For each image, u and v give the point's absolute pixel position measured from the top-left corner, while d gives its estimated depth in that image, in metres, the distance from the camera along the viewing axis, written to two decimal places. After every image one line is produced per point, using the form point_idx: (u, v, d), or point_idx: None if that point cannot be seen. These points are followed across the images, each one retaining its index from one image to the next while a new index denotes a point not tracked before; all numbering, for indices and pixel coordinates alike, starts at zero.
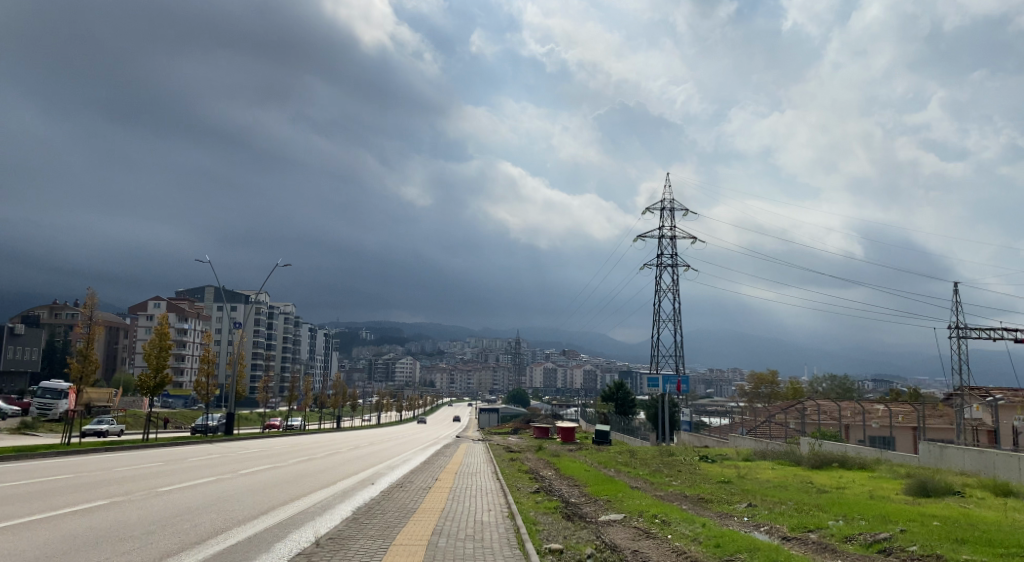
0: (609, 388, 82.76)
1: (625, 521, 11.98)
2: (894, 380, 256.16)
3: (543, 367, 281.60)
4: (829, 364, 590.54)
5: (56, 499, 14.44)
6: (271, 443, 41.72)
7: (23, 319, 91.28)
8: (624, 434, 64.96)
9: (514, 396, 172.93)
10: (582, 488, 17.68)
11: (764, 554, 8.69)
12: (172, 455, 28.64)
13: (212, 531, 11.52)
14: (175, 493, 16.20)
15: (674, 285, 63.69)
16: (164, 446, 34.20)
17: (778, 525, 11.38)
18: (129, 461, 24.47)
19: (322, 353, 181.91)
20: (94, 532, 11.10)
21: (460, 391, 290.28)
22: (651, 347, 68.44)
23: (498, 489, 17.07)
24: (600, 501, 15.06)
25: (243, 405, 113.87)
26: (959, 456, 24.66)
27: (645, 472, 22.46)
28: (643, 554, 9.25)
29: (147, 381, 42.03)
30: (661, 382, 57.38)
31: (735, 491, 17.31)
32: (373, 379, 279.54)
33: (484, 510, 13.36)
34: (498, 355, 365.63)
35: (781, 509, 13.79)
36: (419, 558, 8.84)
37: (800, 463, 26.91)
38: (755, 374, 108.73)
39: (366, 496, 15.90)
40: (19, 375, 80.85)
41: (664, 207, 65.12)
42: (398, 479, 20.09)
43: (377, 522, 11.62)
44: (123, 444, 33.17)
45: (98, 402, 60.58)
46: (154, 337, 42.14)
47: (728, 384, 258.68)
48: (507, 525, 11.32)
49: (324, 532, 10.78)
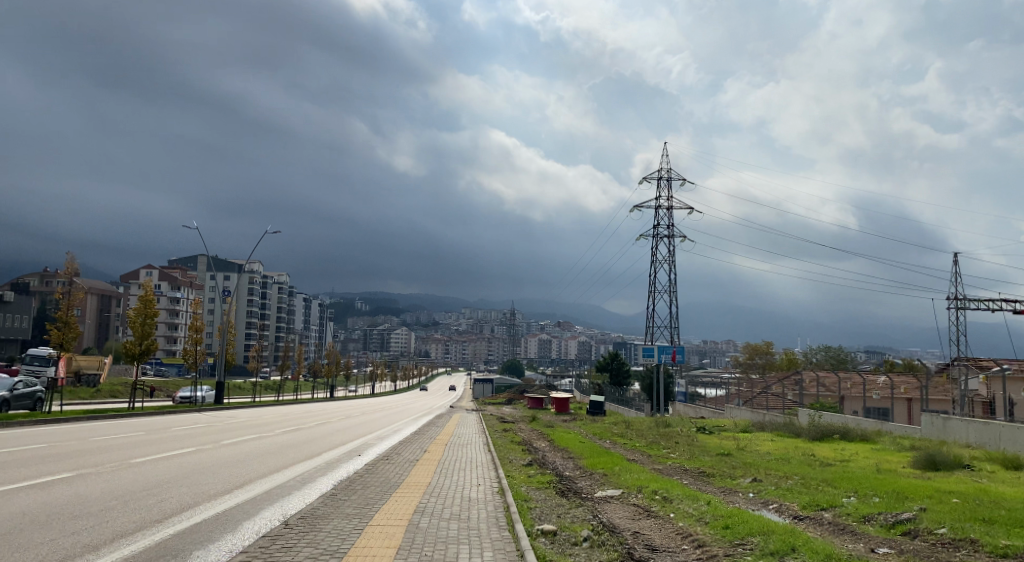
0: (604, 358, 82.38)
1: (623, 498, 11.19)
2: (885, 353, 258.04)
3: (538, 338, 282.44)
4: (822, 336, 593.97)
5: (18, 471, 13.56)
6: (260, 413, 41.02)
7: (13, 286, 90.27)
8: (618, 404, 64.56)
9: (509, 366, 172.58)
10: (577, 460, 16.90)
11: (779, 538, 7.85)
12: (158, 424, 27.87)
13: (178, 508, 10.68)
14: (149, 465, 15.41)
15: (671, 256, 63.12)
16: (149, 415, 33.36)
17: (788, 503, 10.56)
18: (111, 430, 23.71)
19: (317, 323, 181.36)
20: (49, 508, 10.27)
21: (455, 361, 291.37)
22: (647, 319, 67.86)
23: (489, 461, 16.37)
24: (595, 474, 14.29)
25: (236, 374, 113.41)
26: (963, 428, 24.00)
27: (642, 444, 21.61)
28: (644, 537, 8.43)
29: (132, 349, 41.18)
30: (656, 352, 56.87)
31: (736, 465, 16.57)
32: (367, 348, 279.80)
33: (472, 485, 12.56)
34: (493, 326, 366.64)
35: (789, 484, 13.01)
36: (396, 541, 7.99)
37: (799, 435, 26.29)
38: (750, 345, 108.61)
39: (350, 468, 15.22)
40: (9, 342, 80.14)
41: (661, 178, 64.02)
42: (386, 450, 19.33)
43: (357, 500, 10.74)
44: (107, 413, 32.41)
45: (87, 369, 59.91)
46: (138, 304, 41.09)
47: (721, 355, 260.08)
48: (497, 503, 10.52)
49: (296, 511, 9.92)
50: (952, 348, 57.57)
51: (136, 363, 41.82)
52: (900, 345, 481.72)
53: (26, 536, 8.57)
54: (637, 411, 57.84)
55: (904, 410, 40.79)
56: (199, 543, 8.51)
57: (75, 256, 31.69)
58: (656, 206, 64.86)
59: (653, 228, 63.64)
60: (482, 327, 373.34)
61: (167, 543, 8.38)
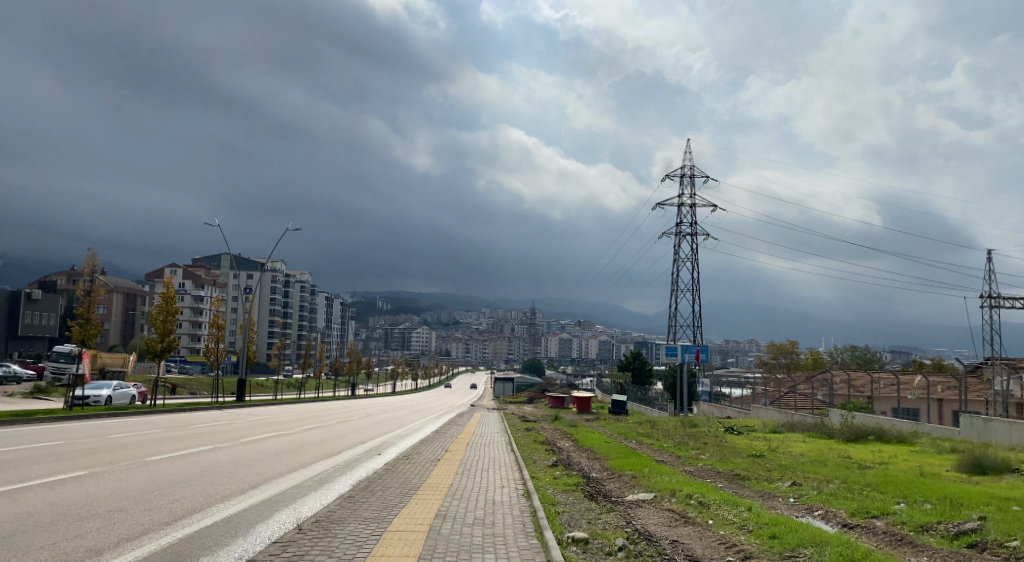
0: (626, 357, 81.51)
1: (656, 503, 10.56)
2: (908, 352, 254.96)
3: (558, 337, 281.50)
4: (845, 336, 588.56)
5: (30, 469, 13.20)
6: (281, 410, 40.88)
7: (40, 284, 91.19)
8: (641, 404, 63.73)
9: (529, 364, 172.11)
10: (604, 462, 16.26)
11: (835, 549, 7.23)
12: (178, 421, 27.57)
13: (189, 510, 10.23)
14: (165, 463, 15.05)
15: (695, 254, 62.30)
16: (170, 412, 33.22)
17: (834, 509, 9.87)
18: (130, 427, 23.44)
19: (338, 322, 182.04)
20: (55, 509, 9.83)
21: (475, 360, 291.36)
22: (669, 317, 67.01)
23: (513, 462, 15.81)
24: (624, 476, 13.65)
25: (259, 372, 113.89)
26: (1006, 430, 23.07)
27: (670, 445, 20.91)
28: (683, 546, 7.83)
29: (154, 346, 41.09)
30: (679, 351, 56.02)
31: (771, 467, 15.89)
32: (389, 347, 280.96)
33: (495, 487, 12.00)
34: (514, 325, 366.50)
35: (832, 489, 12.24)
36: (415, 549, 7.42)
37: (831, 435, 25.45)
38: (774, 344, 106.98)
39: (370, 468, 14.73)
40: (37, 339, 80.89)
41: (684, 175, 63.12)
42: (405, 449, 18.82)
43: (375, 502, 10.23)
44: (128, 409, 32.23)
45: (112, 366, 60.16)
46: (160, 301, 40.97)
47: (743, 355, 258.06)
48: (523, 507, 9.93)
49: (310, 514, 9.41)
50: (986, 348, 55.98)
51: (158, 359, 41.74)
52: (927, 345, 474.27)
53: (27, 539, 8.10)
54: (660, 411, 57.03)
55: (937, 411, 39.60)
56: (209, 547, 8.02)
57: (96, 253, 31.54)
58: (679, 203, 64.03)
59: (675, 226, 62.72)
60: (502, 326, 373.58)
61: (175, 547, 7.91)
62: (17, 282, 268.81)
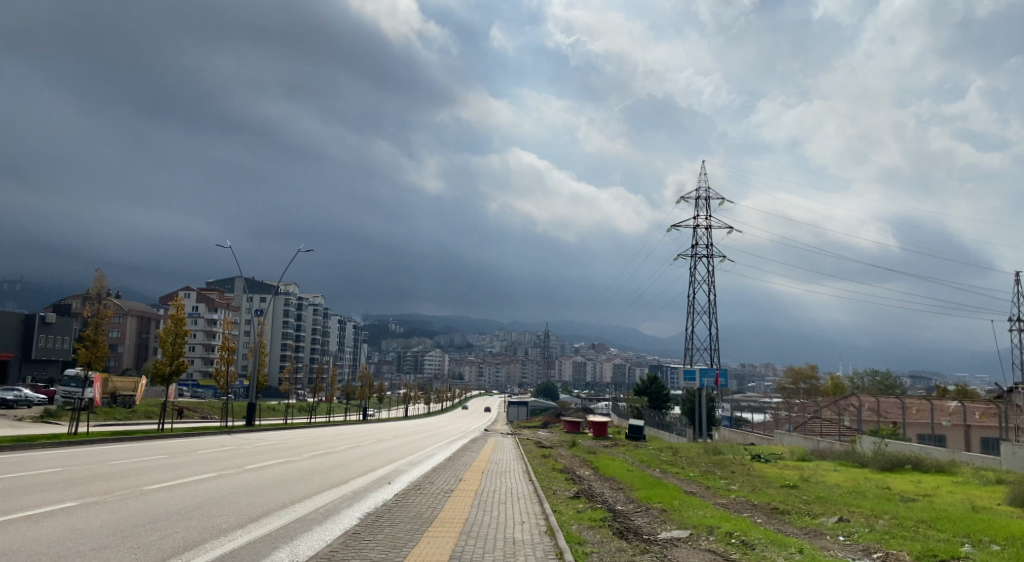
0: (643, 382, 80.04)
1: (694, 542, 9.58)
2: (927, 377, 250.89)
3: (572, 361, 279.30)
4: (862, 360, 582.47)
5: (17, 500, 12.32)
6: (292, 435, 39.95)
7: (55, 308, 91.32)
8: (659, 429, 62.29)
9: (543, 388, 170.60)
10: (628, 494, 15.19)
11: None
12: (184, 447, 26.67)
13: (180, 546, 9.34)
14: (163, 493, 14.12)
15: (712, 277, 61.31)
16: (176, 437, 32.36)
17: (897, 552, 8.83)
18: (135, 453, 22.54)
19: (351, 345, 181.43)
20: (32, 547, 8.96)
21: (489, 384, 289.32)
22: (686, 341, 65.74)
23: (531, 493, 14.83)
24: (653, 510, 12.61)
25: (271, 396, 113.22)
26: None
27: (697, 474, 19.80)
28: None
29: (162, 369, 40.25)
30: (698, 375, 54.86)
31: (811, 500, 14.73)
32: (402, 370, 279.91)
33: (514, 523, 11.09)
34: (527, 348, 365.37)
35: (884, 525, 11.18)
36: None
37: (865, 464, 24.22)
38: (793, 368, 105.14)
39: (379, 499, 13.74)
40: (52, 362, 80.66)
41: (699, 196, 62.50)
42: (417, 478, 17.80)
43: (384, 541, 9.26)
44: (135, 435, 31.39)
45: (124, 391, 59.60)
46: (169, 324, 40.37)
47: (760, 379, 254.86)
48: (546, 547, 8.99)
49: (311, 554, 8.53)
50: (1014, 372, 54.50)
51: (167, 383, 40.87)
52: (948, 370, 466.72)
53: None
54: (678, 437, 55.58)
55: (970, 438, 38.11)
56: None
57: (104, 274, 31.00)
58: (695, 225, 63.14)
59: (692, 247, 61.95)
60: (515, 349, 372.06)
61: None
62: (32, 306, 270.90)
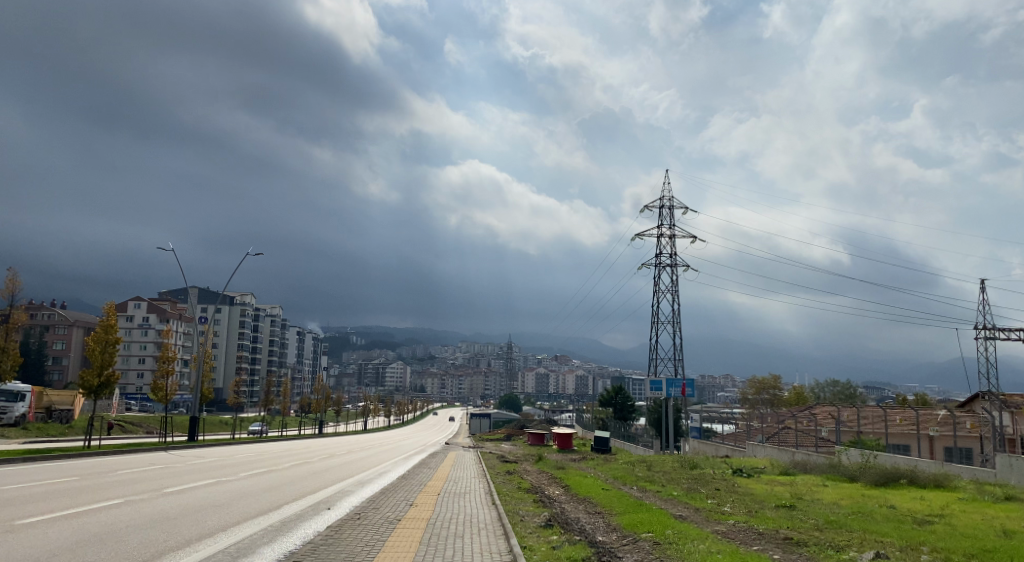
0: (608, 392, 77.92)
1: None
2: (884, 387, 251.15)
3: (534, 372, 277.19)
4: (818, 371, 591.75)
5: None
6: (237, 451, 36.59)
7: None
8: (625, 441, 60.12)
9: (507, 401, 167.20)
10: (609, 520, 13.04)
11: None
12: (103, 466, 23.48)
13: None
14: (39, 528, 11.47)
15: (676, 286, 59.91)
16: (105, 454, 29.23)
17: None
18: (39, 474, 19.57)
19: (311, 357, 177.11)
20: None
21: (451, 396, 284.92)
22: (650, 350, 63.99)
23: (493, 521, 12.69)
24: (643, 544, 10.40)
25: (224, 410, 108.97)
26: None
27: (680, 493, 17.65)
28: None
29: (90, 381, 36.76)
30: (664, 385, 52.84)
31: (821, 525, 12.64)
32: (362, 383, 273.64)
33: None
34: (491, 360, 362.25)
35: None
36: None
37: (854, 479, 22.31)
38: (757, 379, 103.71)
39: (307, 532, 11.25)
40: None
41: (663, 205, 60.77)
42: (361, 503, 15.27)
43: None
44: (59, 453, 27.96)
45: (59, 405, 55.36)
46: (99, 331, 37.04)
47: (720, 392, 254.60)
48: None
49: None
50: (979, 382, 53.35)
51: (93, 397, 37.22)
52: (903, 380, 474.74)
53: None
54: (644, 449, 53.52)
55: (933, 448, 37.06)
56: None
57: (18, 274, 27.88)
58: (658, 233, 61.62)
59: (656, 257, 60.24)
60: (478, 361, 369.35)
61: None
62: None
